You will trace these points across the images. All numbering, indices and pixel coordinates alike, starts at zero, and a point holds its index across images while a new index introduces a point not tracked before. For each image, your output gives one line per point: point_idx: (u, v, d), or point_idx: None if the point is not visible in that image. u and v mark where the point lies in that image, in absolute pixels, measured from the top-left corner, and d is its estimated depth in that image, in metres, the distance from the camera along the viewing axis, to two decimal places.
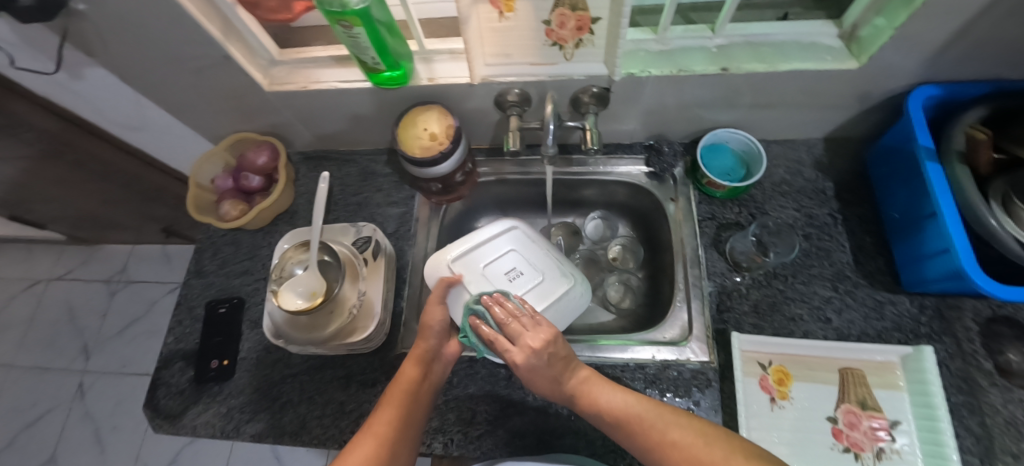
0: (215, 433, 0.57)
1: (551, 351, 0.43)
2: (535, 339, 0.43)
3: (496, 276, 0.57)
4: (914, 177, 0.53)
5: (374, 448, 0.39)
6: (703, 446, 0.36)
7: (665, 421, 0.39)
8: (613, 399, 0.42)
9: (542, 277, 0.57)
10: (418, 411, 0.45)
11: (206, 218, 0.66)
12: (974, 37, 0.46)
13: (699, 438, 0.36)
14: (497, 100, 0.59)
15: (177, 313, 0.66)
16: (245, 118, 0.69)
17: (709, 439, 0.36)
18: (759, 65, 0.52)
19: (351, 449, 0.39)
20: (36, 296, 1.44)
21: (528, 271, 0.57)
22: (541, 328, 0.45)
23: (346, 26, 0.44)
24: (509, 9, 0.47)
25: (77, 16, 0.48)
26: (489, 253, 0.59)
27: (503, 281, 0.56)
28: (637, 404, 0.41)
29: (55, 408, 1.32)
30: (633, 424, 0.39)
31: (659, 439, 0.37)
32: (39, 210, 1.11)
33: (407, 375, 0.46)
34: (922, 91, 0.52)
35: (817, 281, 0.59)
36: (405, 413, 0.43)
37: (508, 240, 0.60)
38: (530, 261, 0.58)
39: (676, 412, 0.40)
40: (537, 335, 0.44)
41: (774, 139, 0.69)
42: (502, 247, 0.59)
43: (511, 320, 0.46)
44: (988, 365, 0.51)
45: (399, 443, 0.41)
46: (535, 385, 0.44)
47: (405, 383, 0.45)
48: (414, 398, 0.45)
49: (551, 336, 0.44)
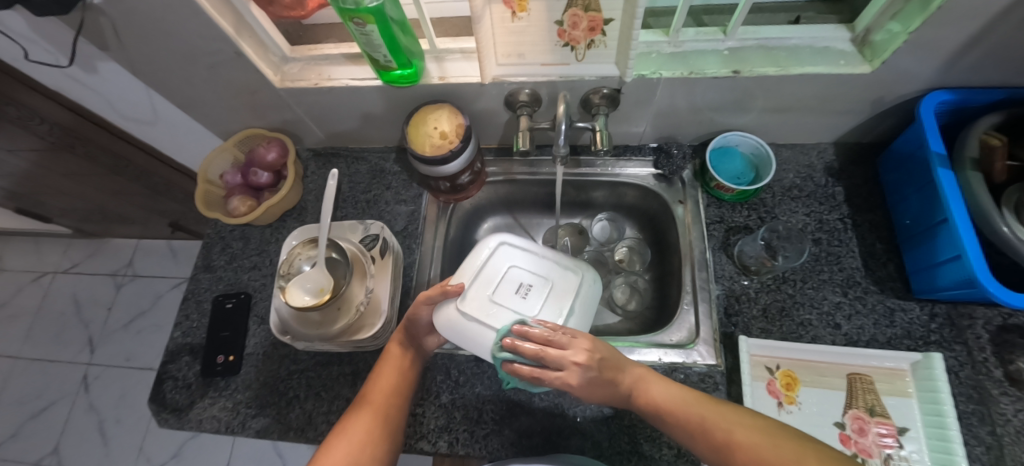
0: (221, 427, 0.58)
1: (599, 357, 0.42)
2: (579, 350, 0.42)
3: (509, 297, 0.51)
4: (927, 183, 0.53)
5: (370, 418, 0.46)
6: (769, 448, 0.35)
7: (728, 421, 0.38)
8: (671, 397, 0.42)
9: (554, 279, 0.53)
10: (408, 383, 0.51)
11: (215, 213, 0.66)
12: (990, 43, 0.45)
13: (765, 440, 0.36)
14: (508, 100, 0.59)
15: (185, 307, 0.66)
16: (256, 114, 0.69)
17: (775, 442, 0.35)
18: (772, 69, 0.52)
19: (353, 417, 0.47)
20: (43, 288, 1.45)
21: (538, 280, 0.53)
22: (578, 340, 0.43)
23: (359, 23, 0.45)
24: (522, 9, 0.47)
25: (93, 10, 0.49)
26: (490, 276, 0.52)
27: (519, 301, 0.51)
28: (693, 403, 0.41)
29: (59, 400, 1.32)
30: (695, 424, 0.40)
31: (723, 439, 0.37)
32: (50, 201, 1.12)
33: (394, 353, 0.52)
34: (934, 97, 0.52)
35: (827, 286, 0.58)
36: (395, 384, 0.50)
37: (503, 257, 0.54)
38: (537, 267, 0.54)
39: (733, 411, 0.40)
40: (579, 348, 0.42)
41: (784, 142, 0.69)
42: (501, 266, 0.53)
43: (547, 348, 0.42)
44: (999, 374, 0.50)
45: (393, 411, 0.48)
46: (592, 396, 0.43)
47: (394, 359, 0.52)
48: (402, 371, 0.51)
49: (592, 345, 0.43)
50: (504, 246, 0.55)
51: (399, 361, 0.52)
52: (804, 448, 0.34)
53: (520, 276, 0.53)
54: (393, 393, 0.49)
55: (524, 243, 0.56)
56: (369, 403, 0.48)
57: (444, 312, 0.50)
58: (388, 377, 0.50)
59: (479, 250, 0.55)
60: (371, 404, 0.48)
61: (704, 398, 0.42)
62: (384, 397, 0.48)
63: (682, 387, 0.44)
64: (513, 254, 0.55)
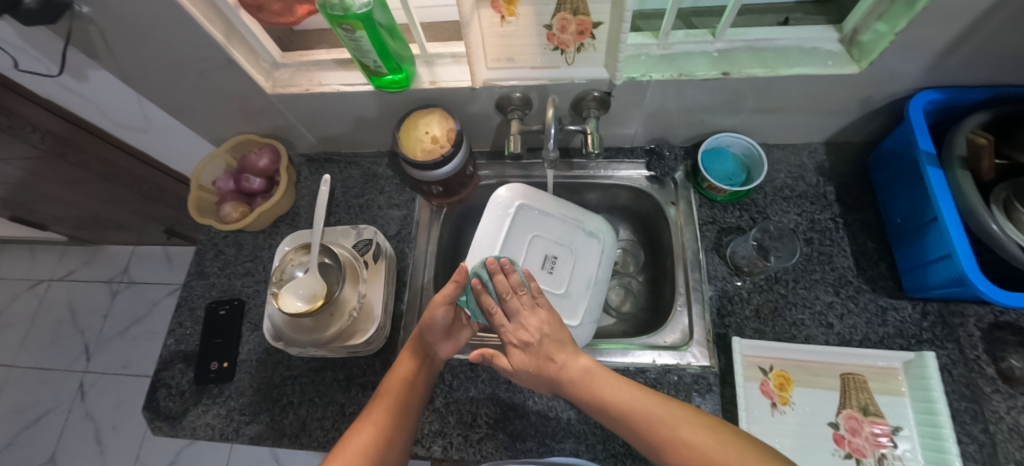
0: (215, 435, 0.58)
1: (546, 333, 0.50)
2: (533, 317, 0.51)
3: (537, 272, 0.60)
4: (917, 181, 0.53)
5: (371, 434, 0.46)
6: (713, 445, 0.38)
7: (674, 418, 0.41)
8: (620, 395, 0.44)
9: (571, 245, 0.62)
10: (416, 399, 0.50)
11: (207, 220, 0.66)
12: (975, 43, 0.46)
13: (711, 439, 0.39)
14: (499, 103, 0.60)
15: (178, 315, 0.66)
16: (248, 120, 0.69)
17: (718, 439, 0.39)
18: (761, 70, 0.52)
19: (356, 432, 0.47)
20: (38, 296, 1.44)
21: (558, 249, 0.61)
22: (539, 312, 0.52)
23: (347, 30, 0.44)
24: (511, 14, 0.47)
25: (81, 19, 0.48)
26: (517, 248, 0.60)
27: (546, 275, 0.60)
28: (642, 400, 0.43)
29: (56, 408, 1.32)
30: (642, 422, 0.42)
31: (667, 436, 0.40)
32: (43, 209, 1.12)
33: (404, 367, 0.51)
34: (923, 97, 0.52)
35: (818, 286, 0.58)
36: (401, 401, 0.49)
37: (527, 227, 0.61)
38: (554, 235, 0.62)
39: (679, 408, 0.43)
40: (535, 316, 0.51)
41: (775, 143, 0.69)
42: (525, 237, 0.61)
43: (511, 297, 0.52)
44: (991, 371, 0.51)
45: (397, 428, 0.47)
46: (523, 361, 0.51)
47: (402, 374, 0.50)
48: (410, 386, 0.50)
49: (546, 320, 0.51)
50: (521, 215, 0.61)
51: (407, 376, 0.50)
52: (747, 449, 0.38)
53: (541, 246, 0.61)
54: (399, 409, 0.48)
55: (538, 209, 0.62)
56: (372, 418, 0.47)
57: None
58: (392, 389, 0.49)
59: (501, 217, 0.60)
60: (374, 417, 0.47)
61: (652, 396, 0.44)
62: (388, 414, 0.47)
63: (629, 383, 0.45)
64: (531, 223, 0.61)
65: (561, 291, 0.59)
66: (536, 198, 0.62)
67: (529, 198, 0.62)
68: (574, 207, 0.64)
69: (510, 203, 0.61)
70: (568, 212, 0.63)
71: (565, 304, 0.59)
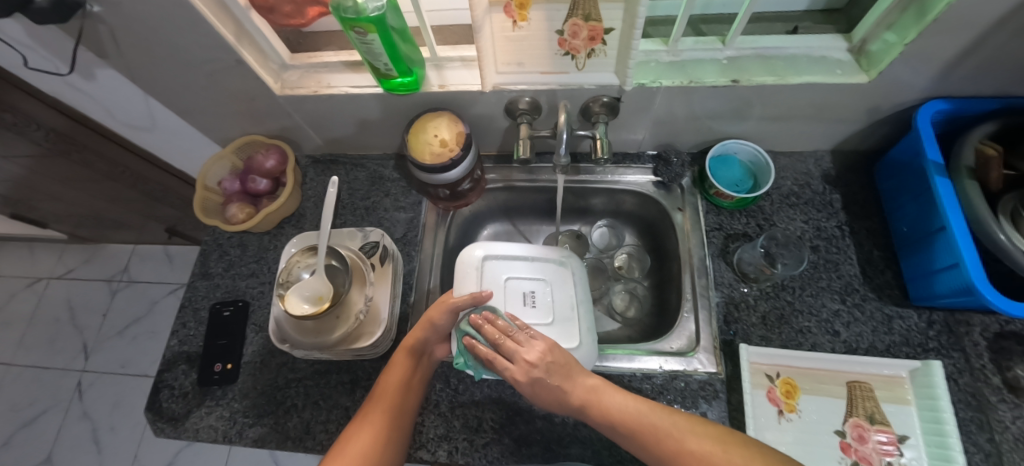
0: (217, 437, 0.57)
1: (550, 361, 0.46)
2: (533, 351, 0.47)
3: (521, 310, 0.58)
4: (924, 191, 0.53)
5: (370, 436, 0.45)
6: (719, 453, 0.38)
7: (680, 429, 0.41)
8: (626, 407, 0.43)
9: (546, 279, 0.61)
10: (412, 399, 0.50)
11: (212, 220, 0.66)
12: (983, 54, 0.46)
13: (719, 449, 0.38)
14: (508, 108, 0.60)
15: (182, 315, 0.66)
16: (255, 121, 0.69)
17: (726, 448, 0.38)
18: (770, 78, 0.52)
19: (354, 436, 0.46)
20: (36, 295, 1.43)
21: (532, 283, 0.60)
22: (536, 343, 0.48)
23: (360, 32, 0.45)
24: (523, 19, 0.47)
25: (92, 19, 0.48)
26: (495, 293, 0.58)
27: (530, 310, 0.58)
28: (649, 412, 0.43)
29: (53, 407, 1.31)
30: (647, 433, 0.41)
31: (675, 447, 0.39)
32: (44, 206, 1.11)
33: (399, 365, 0.51)
34: (931, 106, 0.52)
35: (825, 293, 0.58)
36: (399, 401, 0.49)
37: (496, 270, 0.60)
38: (526, 274, 0.61)
39: (686, 419, 0.42)
40: (534, 347, 0.47)
41: (781, 150, 0.69)
42: (499, 280, 0.59)
43: (505, 338, 0.48)
44: (997, 380, 0.51)
45: (395, 428, 0.47)
46: (538, 399, 0.46)
47: (399, 373, 0.50)
48: (407, 386, 0.50)
49: (548, 348, 0.47)
50: (487, 265, 0.60)
51: (404, 374, 0.50)
52: (751, 453, 0.37)
53: (516, 287, 0.60)
54: (396, 410, 0.48)
55: (502, 255, 0.61)
56: (370, 419, 0.47)
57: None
58: (389, 389, 0.49)
59: (468, 269, 0.59)
60: (372, 417, 0.47)
61: (657, 407, 0.43)
62: (387, 414, 0.47)
63: (636, 395, 0.45)
64: (499, 270, 0.60)
65: (549, 321, 0.57)
66: (497, 245, 0.61)
67: (491, 250, 0.61)
68: (540, 246, 0.63)
69: (471, 261, 0.59)
70: (535, 250, 0.62)
71: (559, 331, 0.57)
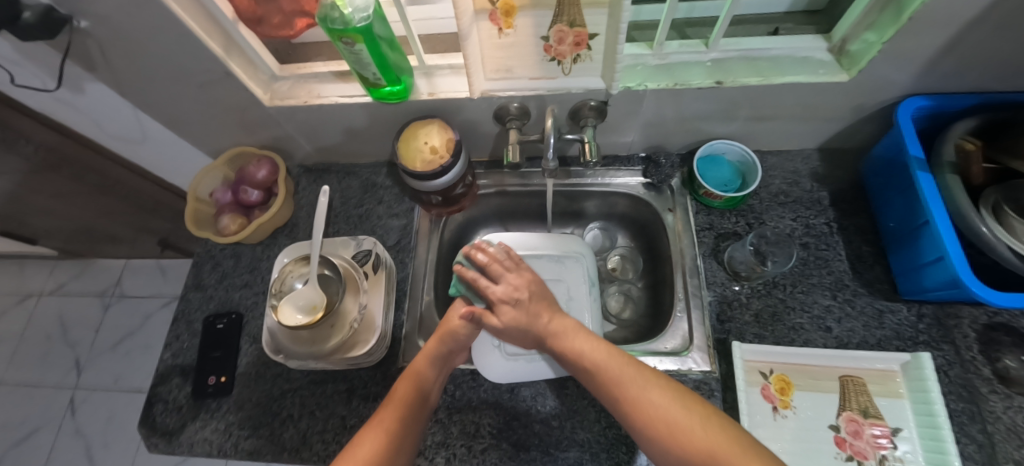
0: (212, 450, 0.56)
1: (529, 292, 0.55)
2: (522, 276, 0.56)
3: None
4: (909, 186, 0.54)
5: (376, 442, 0.44)
6: (682, 410, 0.40)
7: (640, 378, 0.44)
8: (593, 350, 0.48)
9: (559, 277, 0.66)
10: (424, 409, 0.48)
11: (204, 232, 0.66)
12: (960, 52, 0.47)
13: (671, 400, 0.41)
14: (497, 113, 0.60)
15: (175, 328, 0.65)
16: (246, 132, 0.69)
17: (685, 403, 0.41)
18: (755, 79, 0.53)
19: (359, 442, 0.44)
20: (28, 311, 1.41)
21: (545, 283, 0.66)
22: (525, 275, 0.57)
23: (347, 43, 0.45)
24: (509, 26, 0.48)
25: (81, 33, 0.48)
26: None
27: None
28: (610, 358, 0.47)
29: (45, 425, 1.29)
30: (612, 374, 0.45)
31: (636, 393, 0.42)
32: (33, 222, 1.10)
33: (416, 371, 0.50)
34: (912, 103, 0.53)
35: (816, 290, 0.59)
36: (409, 409, 0.47)
37: None
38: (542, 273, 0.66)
39: (644, 370, 0.45)
40: (519, 277, 0.56)
41: (770, 150, 0.70)
42: None
43: (494, 263, 0.56)
44: (987, 372, 0.51)
45: (401, 438, 0.45)
46: (516, 322, 0.53)
47: (412, 380, 0.49)
48: (420, 394, 0.48)
49: (534, 280, 0.57)
50: None
51: (415, 383, 0.49)
52: (720, 425, 0.39)
53: None
54: (405, 420, 0.46)
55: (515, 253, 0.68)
56: (377, 423, 0.45)
57: (491, 358, 0.58)
58: (402, 395, 0.47)
59: None
60: (380, 423, 0.45)
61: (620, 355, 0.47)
62: (395, 421, 0.45)
63: (603, 342, 0.50)
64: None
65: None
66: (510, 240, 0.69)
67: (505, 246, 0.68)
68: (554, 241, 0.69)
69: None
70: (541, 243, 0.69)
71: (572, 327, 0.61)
